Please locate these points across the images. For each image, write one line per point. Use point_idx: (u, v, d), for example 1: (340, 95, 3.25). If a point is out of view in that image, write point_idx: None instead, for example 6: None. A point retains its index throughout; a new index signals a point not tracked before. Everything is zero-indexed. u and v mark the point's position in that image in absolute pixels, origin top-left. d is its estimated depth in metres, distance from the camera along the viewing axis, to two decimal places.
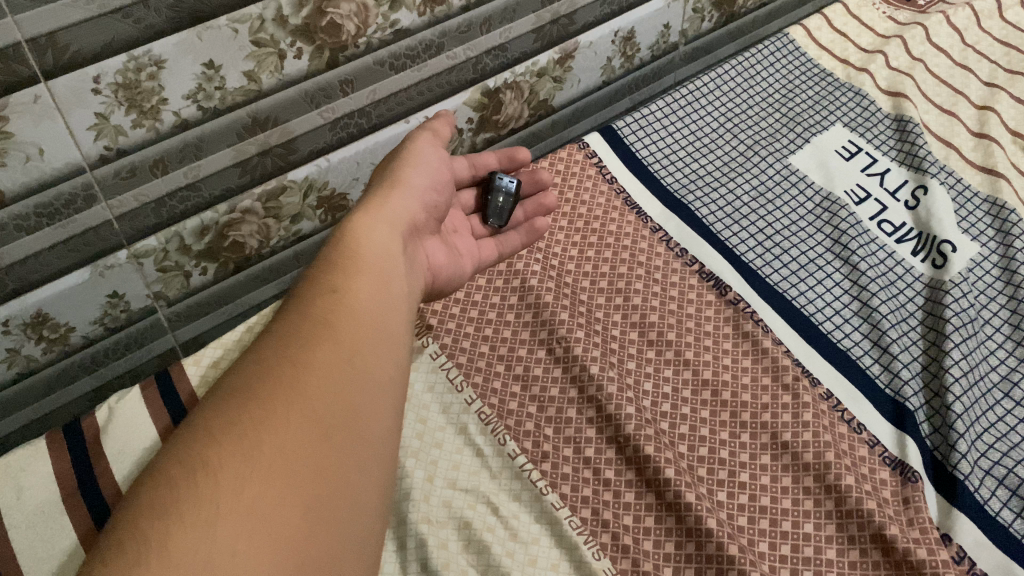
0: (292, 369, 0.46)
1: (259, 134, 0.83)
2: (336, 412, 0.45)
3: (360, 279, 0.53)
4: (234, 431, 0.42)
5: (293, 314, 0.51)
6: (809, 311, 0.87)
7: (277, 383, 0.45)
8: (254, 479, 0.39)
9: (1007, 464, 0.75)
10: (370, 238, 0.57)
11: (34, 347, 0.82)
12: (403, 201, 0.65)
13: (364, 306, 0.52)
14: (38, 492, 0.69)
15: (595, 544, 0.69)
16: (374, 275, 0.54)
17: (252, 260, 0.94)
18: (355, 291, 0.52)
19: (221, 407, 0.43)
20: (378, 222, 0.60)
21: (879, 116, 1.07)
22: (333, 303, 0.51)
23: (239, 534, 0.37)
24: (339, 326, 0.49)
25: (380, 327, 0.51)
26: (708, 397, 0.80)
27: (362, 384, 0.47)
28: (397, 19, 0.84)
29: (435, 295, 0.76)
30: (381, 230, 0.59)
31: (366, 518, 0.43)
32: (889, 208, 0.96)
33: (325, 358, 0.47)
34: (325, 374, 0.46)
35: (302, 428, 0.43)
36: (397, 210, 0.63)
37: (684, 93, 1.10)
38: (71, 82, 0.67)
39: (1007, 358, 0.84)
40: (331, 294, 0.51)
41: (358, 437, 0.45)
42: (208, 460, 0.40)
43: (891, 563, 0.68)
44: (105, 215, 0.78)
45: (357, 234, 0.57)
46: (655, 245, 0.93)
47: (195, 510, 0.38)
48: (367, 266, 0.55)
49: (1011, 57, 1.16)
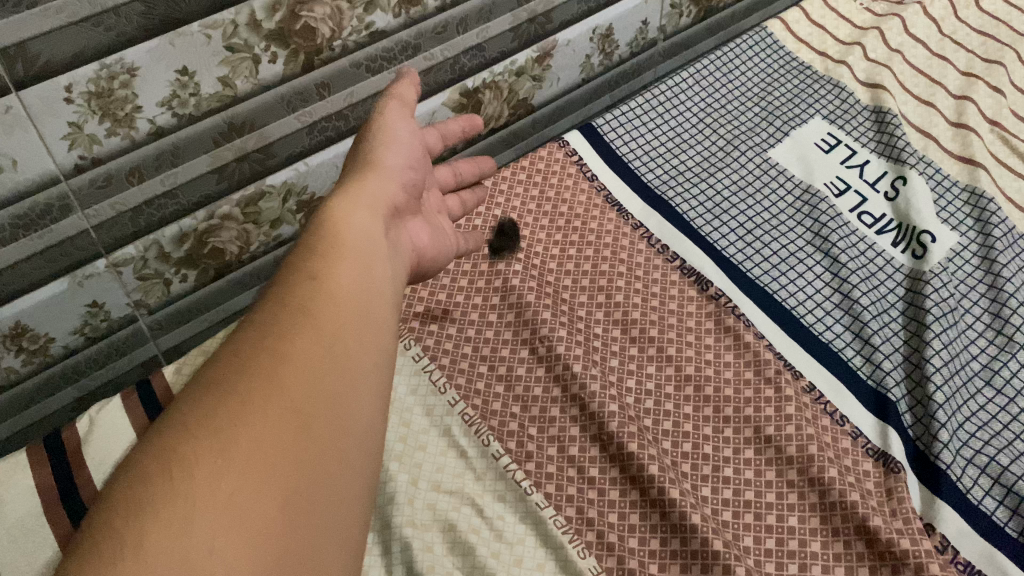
0: (270, 358, 0.44)
1: (236, 139, 0.82)
2: (319, 404, 0.43)
3: (340, 266, 0.51)
4: (210, 421, 0.39)
5: (268, 302, 0.48)
6: (791, 304, 0.87)
7: (257, 372, 0.42)
8: (233, 471, 0.37)
9: (989, 453, 0.75)
10: (349, 222, 0.55)
11: (13, 358, 0.82)
12: (380, 183, 0.63)
13: (344, 294, 0.49)
14: (20, 504, 0.69)
15: (581, 542, 0.70)
16: (354, 262, 0.52)
17: (233, 265, 0.94)
18: (334, 279, 0.50)
19: (196, 397, 0.41)
20: (357, 206, 0.57)
21: (857, 107, 1.07)
22: (311, 292, 0.49)
23: (216, 532, 0.35)
24: (320, 314, 0.47)
25: (361, 316, 0.49)
26: (690, 393, 0.80)
27: (344, 374, 0.45)
28: (372, 21, 0.83)
29: (420, 276, 0.74)
30: (362, 214, 0.57)
31: (352, 512, 0.41)
32: (869, 200, 0.96)
33: (302, 348, 0.45)
34: (305, 364, 0.44)
35: (283, 420, 0.41)
36: (376, 192, 0.61)
37: (664, 87, 1.10)
38: (42, 93, 0.67)
39: (988, 347, 0.84)
40: (308, 282, 0.49)
41: (337, 430, 0.43)
42: (181, 453, 0.37)
43: (876, 554, 0.68)
44: (83, 224, 0.77)
45: (334, 218, 0.55)
46: (636, 242, 0.93)
47: (171, 504, 0.35)
48: (348, 253, 0.53)
49: (988, 47, 1.17)
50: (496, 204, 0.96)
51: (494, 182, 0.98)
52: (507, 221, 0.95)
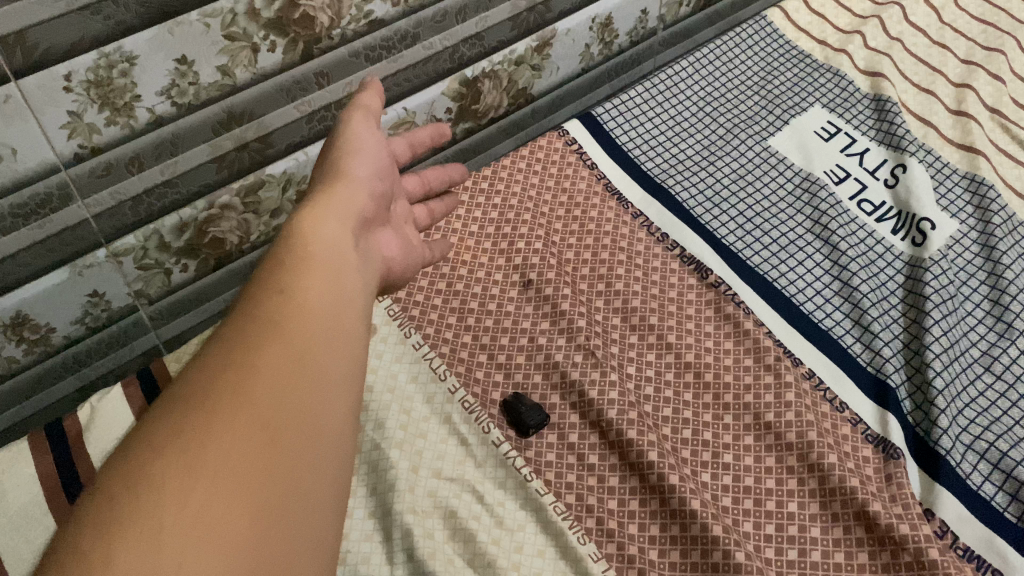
0: (237, 367, 0.40)
1: (235, 128, 0.82)
2: (289, 413, 0.39)
3: (316, 268, 0.48)
4: (179, 440, 0.36)
5: (235, 313, 0.44)
6: (791, 291, 0.87)
7: (225, 383, 0.39)
8: (200, 487, 0.34)
9: (988, 439, 0.76)
10: (322, 226, 0.52)
11: (14, 348, 0.82)
12: (351, 192, 0.59)
13: (315, 298, 0.45)
14: (21, 493, 0.69)
15: (581, 528, 0.70)
16: (325, 268, 0.48)
17: (233, 255, 0.94)
18: (309, 280, 0.46)
19: (163, 412, 0.38)
20: (331, 211, 0.54)
21: (857, 95, 1.07)
22: (280, 298, 0.44)
23: (188, 550, 0.32)
24: (291, 323, 0.43)
25: (337, 315, 0.46)
26: (690, 379, 0.81)
27: (317, 381, 0.41)
28: (371, 10, 0.83)
29: (390, 289, 0.68)
30: (331, 222, 0.53)
31: (326, 536, 0.37)
32: (869, 188, 0.96)
33: (277, 352, 0.41)
34: (275, 371, 0.40)
35: (253, 430, 0.37)
36: (346, 202, 0.57)
37: (662, 77, 1.09)
38: (40, 82, 0.67)
39: (988, 333, 0.84)
40: (281, 284, 0.45)
41: (314, 435, 0.39)
42: (150, 470, 0.34)
43: (875, 539, 0.68)
44: (82, 213, 0.78)
45: (305, 226, 0.51)
46: (636, 231, 0.93)
47: (139, 523, 0.32)
48: (324, 254, 0.49)
49: (988, 35, 1.17)
50: (496, 192, 0.96)
51: (494, 171, 0.98)
52: (507, 209, 0.95)
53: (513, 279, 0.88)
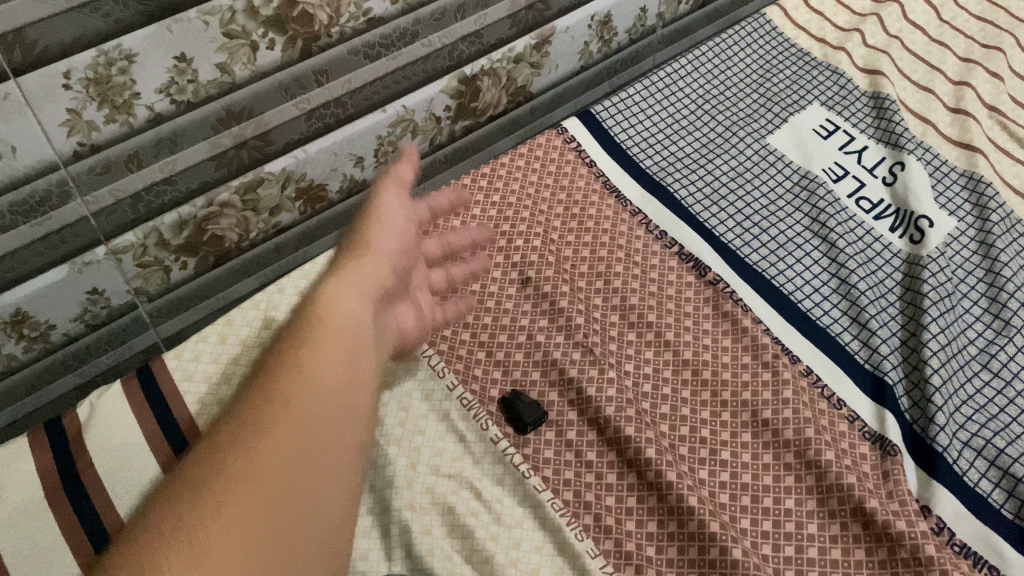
0: (240, 464, 0.34)
1: (234, 126, 0.82)
2: (294, 524, 0.33)
3: (335, 349, 0.41)
4: (180, 529, 0.31)
5: (244, 399, 0.38)
6: (789, 288, 0.87)
7: (225, 478, 0.33)
8: None
9: (985, 436, 0.76)
10: (344, 301, 0.45)
11: (14, 345, 0.82)
12: (377, 262, 0.50)
13: (332, 384, 0.39)
14: (20, 490, 0.69)
15: (578, 525, 0.70)
16: (344, 351, 0.41)
17: (232, 253, 0.94)
18: (325, 363, 0.40)
19: (150, 519, 0.32)
20: (353, 286, 0.46)
21: (856, 93, 1.07)
22: (292, 383, 0.38)
23: None
24: (311, 401, 0.38)
25: (353, 402, 0.40)
26: (688, 376, 0.81)
27: (323, 487, 0.35)
28: (370, 7, 0.83)
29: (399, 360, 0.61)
30: (353, 301, 0.45)
31: None
32: (867, 185, 0.96)
33: (288, 447, 0.35)
34: (283, 471, 0.34)
35: (251, 549, 0.31)
36: (370, 272, 0.48)
37: (661, 75, 1.09)
38: (40, 79, 0.67)
39: (985, 330, 0.85)
40: (295, 368, 0.39)
41: (315, 556, 0.33)
42: None
43: (872, 536, 0.68)
44: (81, 211, 0.78)
45: (325, 301, 0.44)
46: (634, 228, 0.93)
47: None
48: (345, 336, 0.42)
49: (987, 32, 1.17)
50: (495, 189, 0.96)
51: (493, 169, 0.98)
52: (505, 207, 0.95)
53: (512, 276, 0.88)
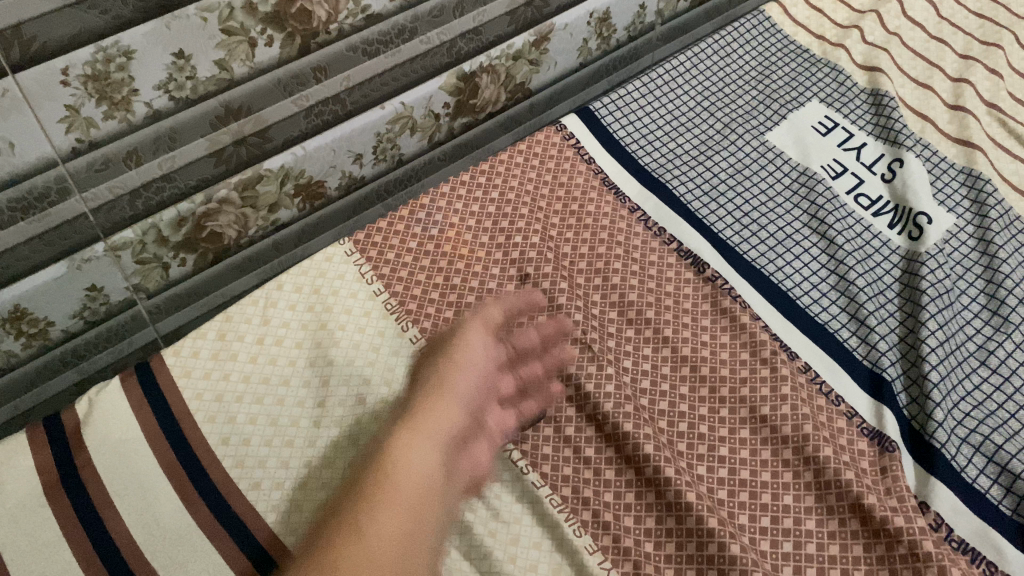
0: None
1: (233, 123, 0.82)
2: None
3: (400, 501, 0.42)
4: None
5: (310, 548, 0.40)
6: (787, 285, 0.87)
7: None
8: None
9: (983, 432, 0.76)
10: (413, 458, 0.46)
11: (13, 341, 0.82)
12: (451, 412, 0.51)
13: (394, 533, 0.40)
14: (20, 485, 0.70)
15: (577, 521, 0.70)
16: (404, 506, 0.42)
17: (231, 250, 0.94)
18: (389, 512, 0.41)
19: None
20: (427, 441, 0.47)
21: (855, 90, 1.07)
22: (356, 530, 0.40)
23: None
24: (379, 560, 0.39)
25: (415, 549, 0.41)
26: (687, 373, 0.81)
27: None
28: (368, 4, 0.83)
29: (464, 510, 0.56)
30: (421, 456, 0.46)
31: None
32: (866, 182, 0.96)
33: None
34: None
35: None
36: (440, 424, 0.49)
37: (661, 72, 1.09)
38: (39, 75, 0.67)
39: (984, 327, 0.85)
40: (360, 516, 0.41)
41: None
42: None
43: (869, 532, 0.69)
44: (80, 208, 0.78)
45: (393, 458, 0.45)
46: (633, 225, 0.93)
47: None
48: (410, 494, 0.43)
49: (986, 29, 1.17)
50: (494, 186, 0.96)
51: (491, 166, 0.98)
52: (504, 203, 0.95)
53: (511, 273, 0.88)
